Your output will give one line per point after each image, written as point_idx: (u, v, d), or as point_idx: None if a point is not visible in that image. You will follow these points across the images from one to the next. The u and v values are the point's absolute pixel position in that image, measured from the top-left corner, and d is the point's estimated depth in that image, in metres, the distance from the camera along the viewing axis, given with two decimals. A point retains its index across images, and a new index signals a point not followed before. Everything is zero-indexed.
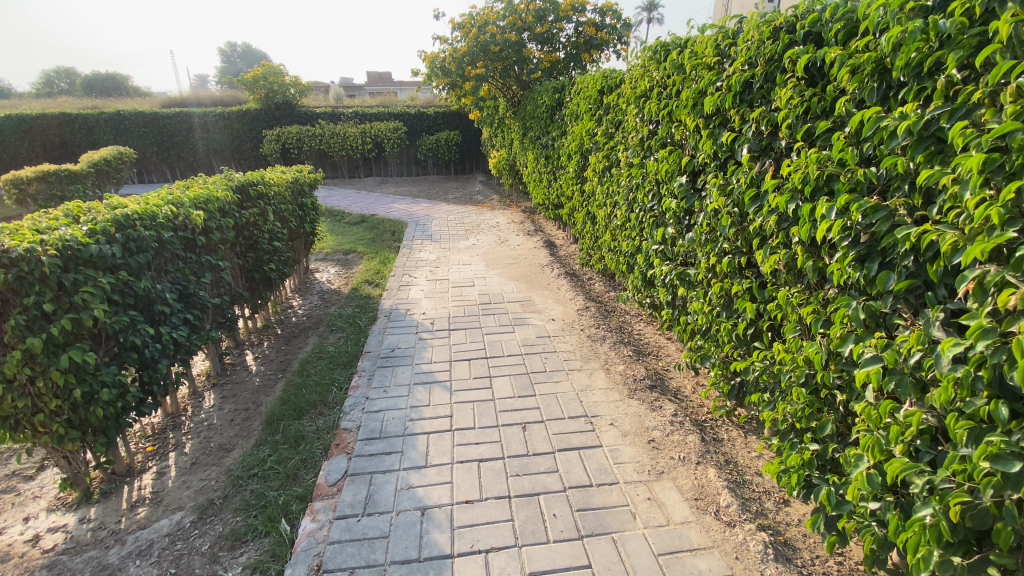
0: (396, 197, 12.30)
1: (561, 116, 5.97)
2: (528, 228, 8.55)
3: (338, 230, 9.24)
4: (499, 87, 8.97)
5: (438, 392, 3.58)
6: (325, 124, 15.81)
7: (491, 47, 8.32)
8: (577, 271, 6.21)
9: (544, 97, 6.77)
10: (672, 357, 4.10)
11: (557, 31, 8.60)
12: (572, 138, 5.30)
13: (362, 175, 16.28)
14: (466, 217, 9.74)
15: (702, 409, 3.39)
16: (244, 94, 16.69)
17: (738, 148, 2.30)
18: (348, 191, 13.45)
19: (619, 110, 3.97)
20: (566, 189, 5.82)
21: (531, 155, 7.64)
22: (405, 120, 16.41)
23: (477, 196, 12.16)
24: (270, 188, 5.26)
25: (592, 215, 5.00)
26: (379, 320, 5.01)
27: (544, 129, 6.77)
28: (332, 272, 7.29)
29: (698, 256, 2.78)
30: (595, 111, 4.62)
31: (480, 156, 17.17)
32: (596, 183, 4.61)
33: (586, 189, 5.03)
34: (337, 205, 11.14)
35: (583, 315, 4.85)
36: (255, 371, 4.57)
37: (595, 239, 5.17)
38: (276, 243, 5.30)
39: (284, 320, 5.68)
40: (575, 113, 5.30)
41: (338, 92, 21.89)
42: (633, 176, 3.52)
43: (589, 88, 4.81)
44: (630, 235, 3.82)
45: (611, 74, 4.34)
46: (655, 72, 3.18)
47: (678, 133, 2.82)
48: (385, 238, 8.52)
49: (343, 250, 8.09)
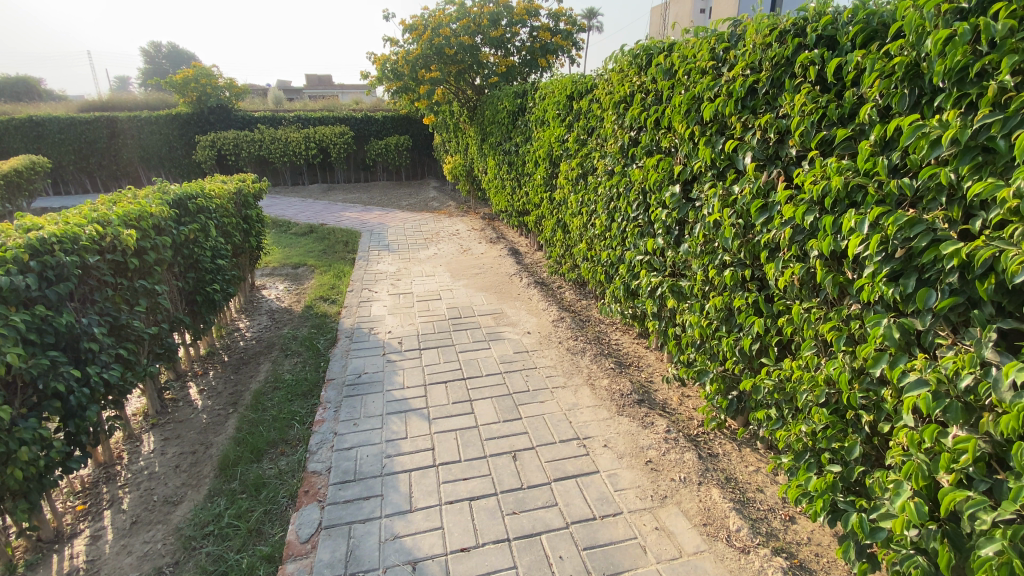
0: (346, 205, 11.74)
1: (524, 122, 5.81)
2: (489, 235, 8.33)
3: (285, 242, 8.65)
4: (454, 91, 8.71)
5: (415, 422, 3.29)
6: (265, 129, 14.93)
7: (446, 50, 8.05)
8: (546, 279, 6.05)
9: (504, 102, 6.58)
10: (655, 368, 3.99)
11: (512, 35, 8.44)
12: (539, 144, 5.14)
13: (307, 183, 15.49)
14: (423, 225, 9.40)
15: (694, 422, 3.28)
16: (173, 97, 15.49)
17: (741, 157, 2.19)
18: (293, 199, 12.72)
19: (594, 115, 3.83)
20: (533, 196, 5.66)
21: (492, 161, 7.43)
22: (352, 124, 15.80)
23: (432, 203, 11.81)
24: (211, 201, 4.76)
25: (564, 223, 4.85)
26: (341, 341, 4.62)
27: (506, 135, 6.59)
28: (282, 289, 6.76)
29: (693, 267, 2.65)
30: (565, 117, 4.48)
31: (432, 161, 16.80)
32: (569, 191, 4.46)
33: (556, 197, 4.88)
34: (283, 215, 10.48)
35: (559, 327, 4.68)
36: (200, 407, 4.07)
37: (567, 248, 5.02)
38: (219, 261, 4.80)
39: (231, 345, 5.16)
40: (541, 119, 5.15)
41: (278, 96, 20.83)
42: (615, 184, 3.38)
43: (557, 93, 4.67)
44: (611, 244, 3.68)
45: (580, 79, 4.22)
46: (636, 76, 3.06)
47: (668, 141, 2.70)
48: (338, 250, 8.04)
49: (293, 265, 7.55)
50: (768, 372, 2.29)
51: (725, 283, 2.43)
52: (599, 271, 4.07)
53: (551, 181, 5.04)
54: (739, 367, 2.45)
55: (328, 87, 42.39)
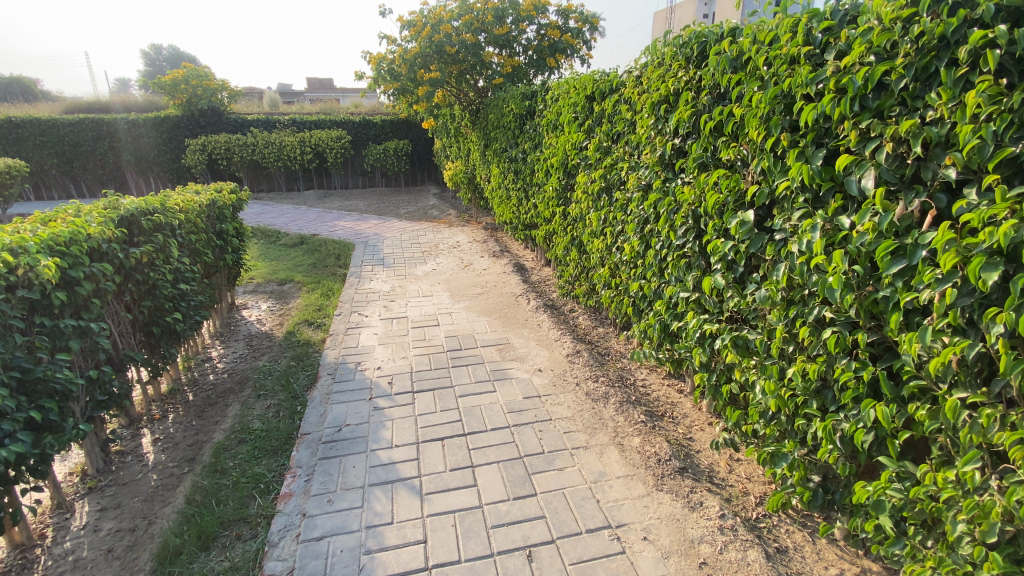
0: (341, 213, 11.12)
1: (533, 126, 5.19)
2: (492, 248, 7.71)
3: (272, 255, 8.01)
4: (456, 93, 8.09)
5: (405, 499, 2.65)
6: (258, 132, 14.33)
7: (447, 48, 7.44)
8: (557, 302, 5.41)
9: (510, 106, 5.96)
10: (694, 421, 3.35)
11: (519, 33, 7.84)
12: (552, 153, 4.51)
13: (302, 188, 14.87)
14: (421, 236, 8.79)
15: (752, 501, 2.64)
16: (163, 99, 14.90)
17: (855, 179, 1.56)
18: (286, 206, 12.10)
19: (622, 119, 3.19)
20: (543, 209, 5.03)
21: (496, 170, 6.81)
22: (349, 128, 15.21)
23: (432, 211, 11.19)
24: (175, 216, 4.15)
25: (581, 242, 4.22)
26: (322, 379, 3.96)
27: (512, 141, 5.96)
28: (264, 310, 6.12)
29: (769, 319, 2.02)
30: (584, 122, 3.84)
31: (432, 166, 16.21)
32: (588, 207, 3.82)
33: (572, 213, 4.25)
34: (272, 225, 9.84)
35: (575, 363, 4.04)
36: (152, 463, 3.43)
37: (584, 271, 4.39)
38: (182, 285, 4.18)
39: (199, 380, 4.52)
40: (554, 124, 4.52)
41: (275, 99, 20.25)
42: (652, 203, 2.74)
43: (573, 93, 4.04)
44: (644, 274, 3.04)
45: (603, 76, 3.60)
46: (685, 71, 2.43)
47: (733, 152, 2.08)
48: (329, 264, 7.40)
49: (278, 281, 6.91)
50: (890, 477, 1.65)
51: (822, 346, 1.79)
52: (626, 303, 3.43)
53: (566, 195, 4.40)
54: (838, 459, 1.81)
55: (328, 91, 41.84)
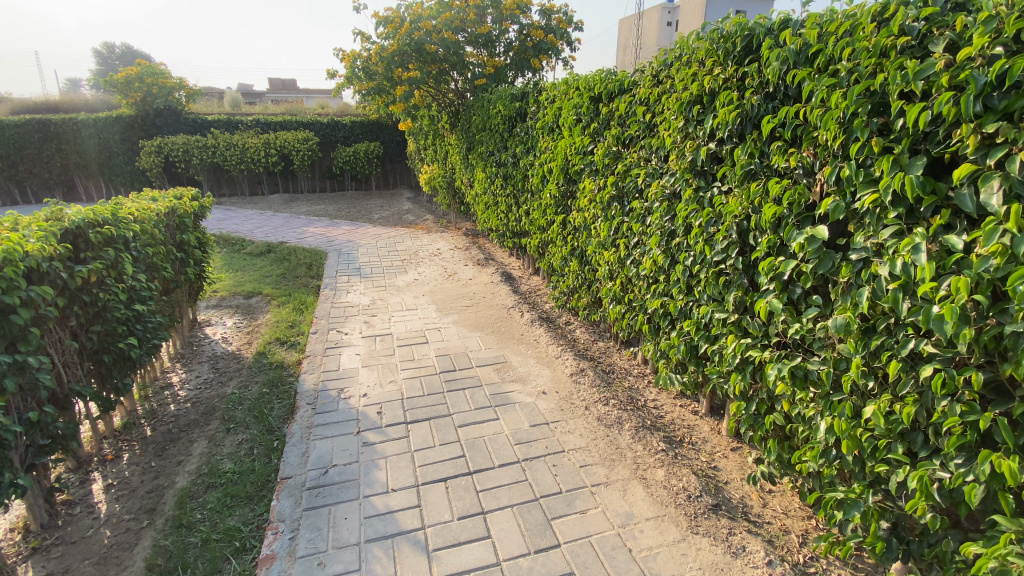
0: (311, 219, 10.54)
1: (526, 129, 4.89)
2: (475, 256, 7.38)
3: (237, 266, 7.42)
4: (434, 93, 7.72)
5: (410, 557, 2.29)
6: (219, 134, 13.52)
7: (427, 46, 7.06)
8: (551, 314, 5.13)
9: (497, 108, 5.65)
10: (715, 447, 3.11)
11: (501, 32, 7.54)
12: (549, 158, 4.22)
13: (267, 193, 14.12)
14: (398, 243, 8.37)
15: (795, 541, 2.39)
16: (112, 97, 13.91)
17: (974, 194, 1.34)
18: (251, 212, 11.40)
19: (638, 122, 2.93)
20: (537, 217, 4.74)
21: (480, 174, 6.48)
22: (317, 129, 14.57)
23: (408, 217, 10.75)
24: (128, 227, 3.65)
25: (584, 253, 3.94)
26: (301, 411, 3.52)
27: (500, 145, 5.65)
28: (230, 328, 5.58)
29: (842, 348, 1.79)
30: (589, 126, 3.57)
31: (405, 170, 15.75)
32: (594, 217, 3.55)
33: (574, 222, 3.97)
34: (236, 232, 9.18)
35: (580, 383, 3.76)
36: (104, 515, 2.93)
37: (587, 284, 4.12)
38: (139, 305, 3.68)
39: (158, 411, 4.00)
40: (552, 127, 4.24)
41: (235, 99, 19.25)
42: (682, 214, 2.48)
43: (574, 94, 3.77)
44: (667, 292, 2.78)
45: (611, 75, 3.35)
46: (725, 69, 2.19)
47: (795, 159, 1.85)
48: (300, 275, 6.89)
49: (244, 294, 6.36)
50: (1007, 540, 1.38)
51: (916, 383, 1.59)
52: (641, 322, 3.16)
53: (565, 203, 4.12)
54: (930, 513, 1.60)
55: (291, 92, 40.52)
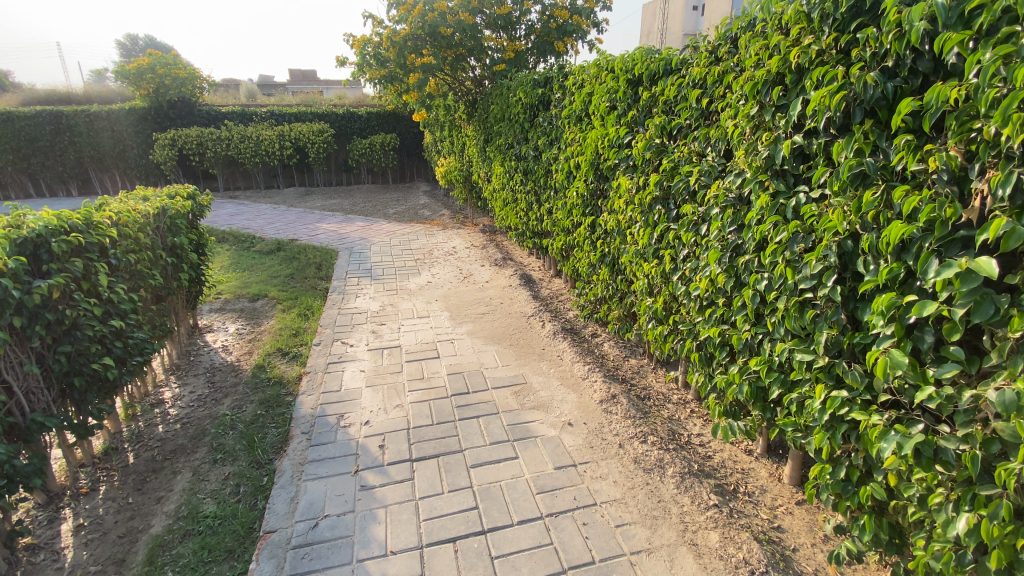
0: (324, 214, 10.19)
1: (549, 119, 4.38)
2: (493, 256, 6.92)
3: (244, 265, 7.09)
4: (450, 81, 7.19)
5: None
6: (233, 126, 13.27)
7: (442, 29, 6.54)
8: (575, 324, 4.63)
9: (518, 95, 5.13)
10: (777, 500, 2.59)
11: (523, 14, 7.00)
12: (577, 151, 3.70)
13: (282, 186, 13.85)
14: (412, 241, 7.94)
15: None
16: (128, 89, 13.76)
17: None
18: (264, 207, 11.11)
19: (692, 110, 2.42)
20: (561, 218, 4.24)
21: (498, 168, 5.99)
22: (332, 121, 14.23)
23: (424, 212, 10.32)
24: (104, 233, 3.27)
25: (616, 262, 3.44)
26: (294, 441, 3.10)
27: (520, 136, 5.14)
28: (231, 334, 5.23)
29: (1003, 428, 1.27)
30: (626, 114, 3.04)
31: (421, 162, 15.33)
32: (632, 221, 3.04)
33: (605, 225, 3.46)
34: (247, 229, 8.88)
35: (612, 411, 3.27)
36: (67, 566, 2.57)
37: (619, 296, 3.61)
38: (117, 320, 3.31)
39: (145, 434, 3.66)
40: (580, 116, 3.72)
41: (252, 91, 19.04)
42: (753, 225, 1.96)
43: (608, 78, 3.25)
44: (728, 318, 2.26)
45: (654, 54, 2.83)
46: (822, 39, 1.67)
47: (939, 159, 1.33)
48: (308, 275, 6.52)
49: (249, 297, 6.02)
50: None
51: None
52: (689, 348, 2.66)
53: (595, 203, 3.60)
54: None
55: (311, 83, 40.33)
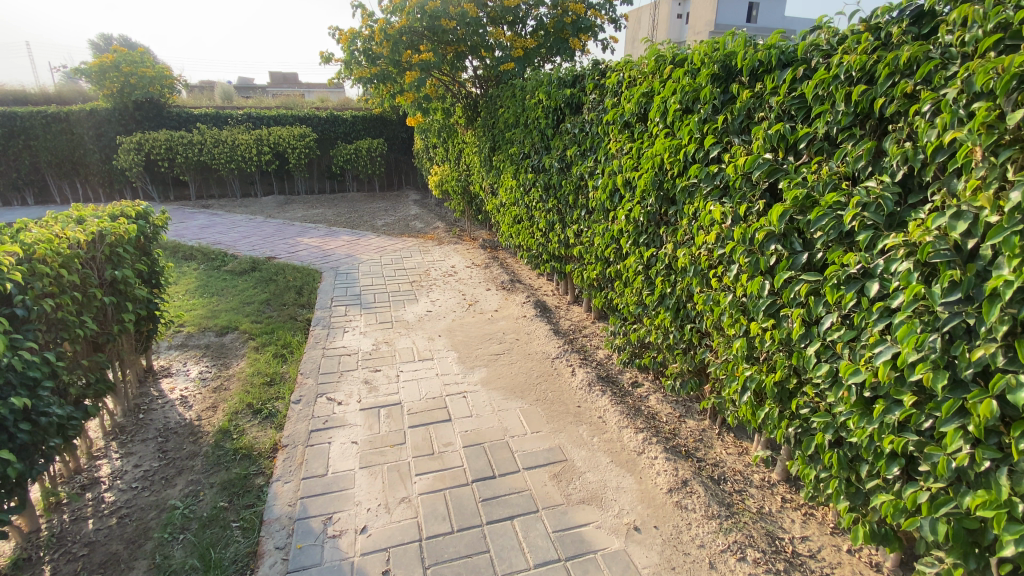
0: (306, 226, 9.29)
1: (582, 123, 3.62)
2: (498, 278, 6.15)
3: (213, 289, 6.17)
4: (448, 82, 6.50)
5: None
6: (206, 129, 12.26)
7: (442, 21, 5.76)
8: (610, 369, 3.88)
9: (536, 97, 4.38)
10: None
11: (533, 6, 6.18)
12: (627, 165, 2.95)
13: (259, 194, 12.87)
14: (405, 258, 7.13)
15: None
16: (90, 89, 12.68)
17: None
18: (239, 218, 10.16)
19: (846, 115, 1.72)
20: (598, 244, 3.50)
21: (508, 181, 5.22)
22: (314, 124, 13.32)
23: (415, 224, 9.52)
24: (3, 276, 2.40)
25: (687, 307, 2.70)
26: (264, 563, 2.26)
27: (539, 145, 4.38)
28: (192, 380, 4.33)
29: None
30: (711, 120, 2.32)
31: (409, 168, 14.52)
32: (722, 261, 2.30)
33: (671, 260, 2.72)
34: (218, 244, 7.93)
35: (687, 505, 2.52)
36: None
37: (684, 346, 2.87)
38: (24, 393, 2.44)
39: (67, 534, 2.75)
40: (632, 122, 3.00)
41: (228, 92, 17.95)
42: (1006, 298, 1.26)
43: (678, 74, 2.54)
44: (921, 423, 1.54)
45: (759, 43, 2.13)
46: None
47: None
48: (287, 300, 5.64)
49: (217, 330, 5.12)
50: None
51: None
52: (820, 444, 1.93)
53: (653, 231, 2.85)
54: None
55: (292, 85, 39.08)
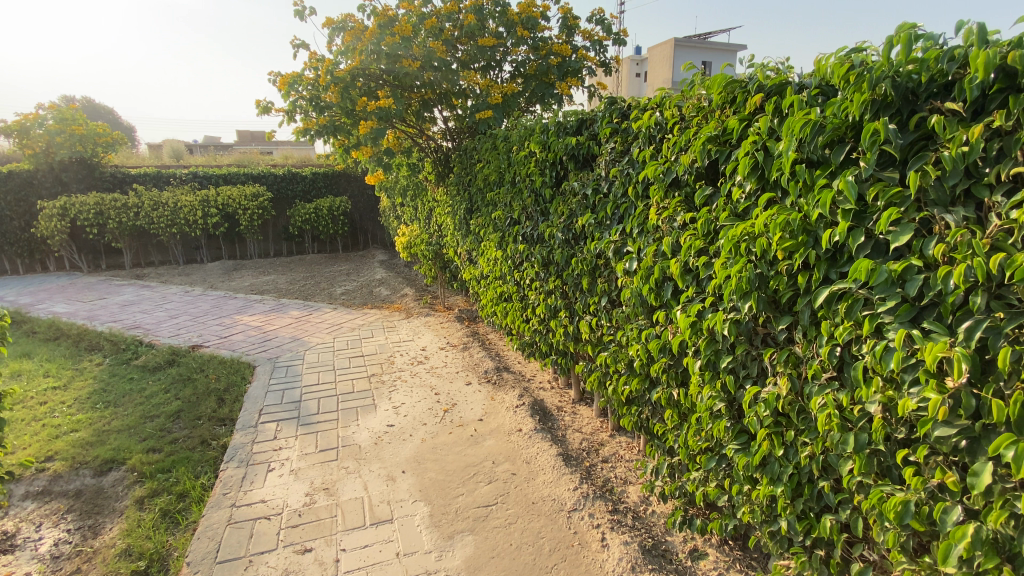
0: (250, 299, 7.95)
1: (598, 180, 2.57)
2: (479, 363, 4.94)
3: (110, 398, 4.73)
4: (414, 135, 5.56)
5: None
6: (144, 190, 10.97)
7: (405, 62, 4.82)
8: (651, 526, 2.66)
9: (525, 148, 3.36)
10: None
11: (511, 47, 5.27)
12: (689, 245, 1.87)
13: (205, 258, 11.47)
14: (364, 338, 5.88)
15: None
16: (11, 151, 11.29)
17: None
18: (173, 291, 8.73)
19: None
20: (632, 354, 2.35)
21: (490, 251, 4.14)
22: (269, 182, 12.21)
23: (380, 290, 8.31)
24: None
25: (829, 490, 1.56)
26: None
27: (533, 209, 3.32)
28: (39, 561, 2.82)
29: None
30: (882, 181, 1.29)
31: (374, 227, 13.49)
32: (940, 442, 1.20)
33: (792, 408, 1.61)
34: (135, 329, 6.49)
35: None
36: None
37: (811, 544, 1.71)
38: None
39: None
40: (690, 179, 1.95)
41: (178, 151, 16.79)
42: None
43: (788, 104, 1.53)
44: None
45: (984, 42, 1.15)
46: None
47: None
48: (202, 414, 4.25)
49: (97, 467, 3.69)
50: None
51: None
52: None
53: (746, 352, 1.75)
54: None
55: (258, 142, 38.28)
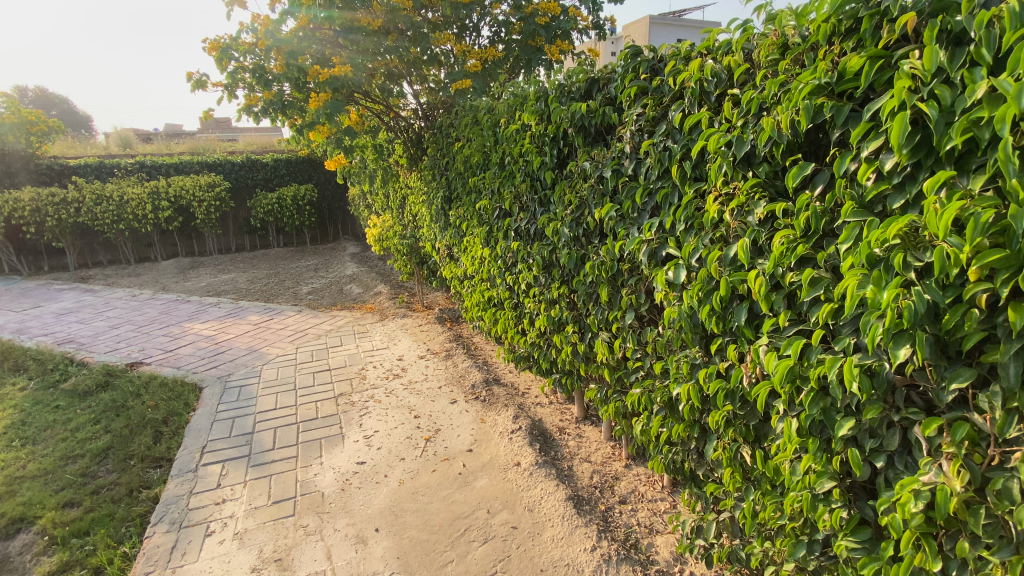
0: (205, 302, 7.13)
1: (620, 158, 1.93)
2: (464, 374, 4.31)
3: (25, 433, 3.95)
4: (380, 112, 4.84)
5: None
6: (85, 183, 9.90)
7: (363, 21, 4.05)
8: None
9: (517, 121, 2.69)
10: None
11: (491, 5, 4.51)
12: (783, 252, 1.25)
13: (159, 256, 10.50)
14: (333, 347, 5.18)
15: None
16: None
17: None
18: (120, 295, 7.83)
19: None
20: (677, 394, 1.73)
21: (475, 247, 3.49)
22: (226, 171, 11.21)
23: (352, 288, 7.58)
24: None
25: None
26: None
27: (530, 197, 2.67)
28: None
29: None
30: None
31: (345, 217, 12.63)
32: None
33: (972, 512, 1.02)
34: (68, 344, 5.65)
35: None
36: None
37: None
38: None
39: None
40: (776, 155, 1.33)
41: (127, 139, 15.49)
42: None
43: (982, 23, 0.92)
44: None
45: None
46: None
47: None
48: (134, 453, 3.51)
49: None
50: None
51: None
52: None
53: (880, 415, 1.15)
54: None
55: (222, 129, 36.31)
